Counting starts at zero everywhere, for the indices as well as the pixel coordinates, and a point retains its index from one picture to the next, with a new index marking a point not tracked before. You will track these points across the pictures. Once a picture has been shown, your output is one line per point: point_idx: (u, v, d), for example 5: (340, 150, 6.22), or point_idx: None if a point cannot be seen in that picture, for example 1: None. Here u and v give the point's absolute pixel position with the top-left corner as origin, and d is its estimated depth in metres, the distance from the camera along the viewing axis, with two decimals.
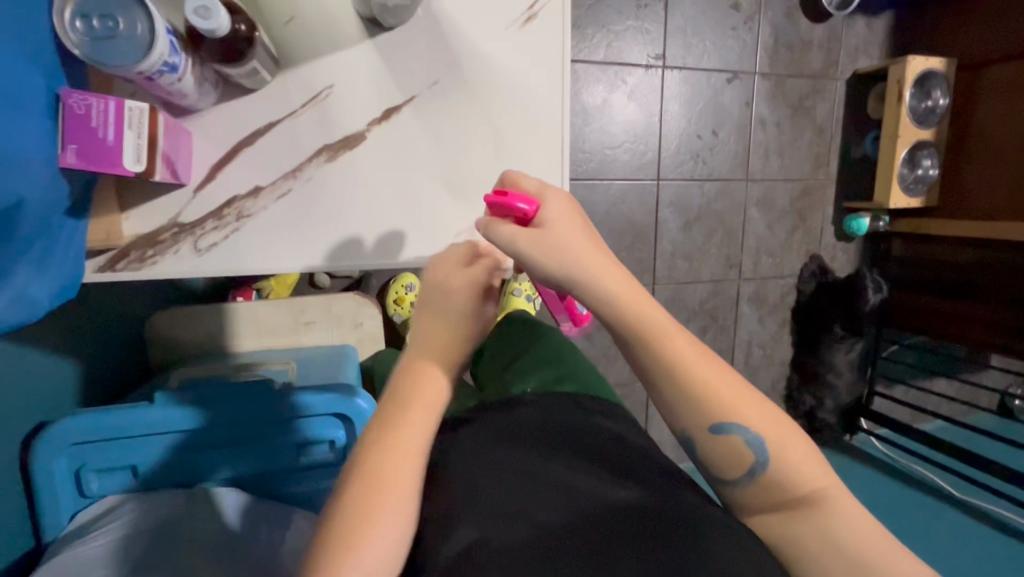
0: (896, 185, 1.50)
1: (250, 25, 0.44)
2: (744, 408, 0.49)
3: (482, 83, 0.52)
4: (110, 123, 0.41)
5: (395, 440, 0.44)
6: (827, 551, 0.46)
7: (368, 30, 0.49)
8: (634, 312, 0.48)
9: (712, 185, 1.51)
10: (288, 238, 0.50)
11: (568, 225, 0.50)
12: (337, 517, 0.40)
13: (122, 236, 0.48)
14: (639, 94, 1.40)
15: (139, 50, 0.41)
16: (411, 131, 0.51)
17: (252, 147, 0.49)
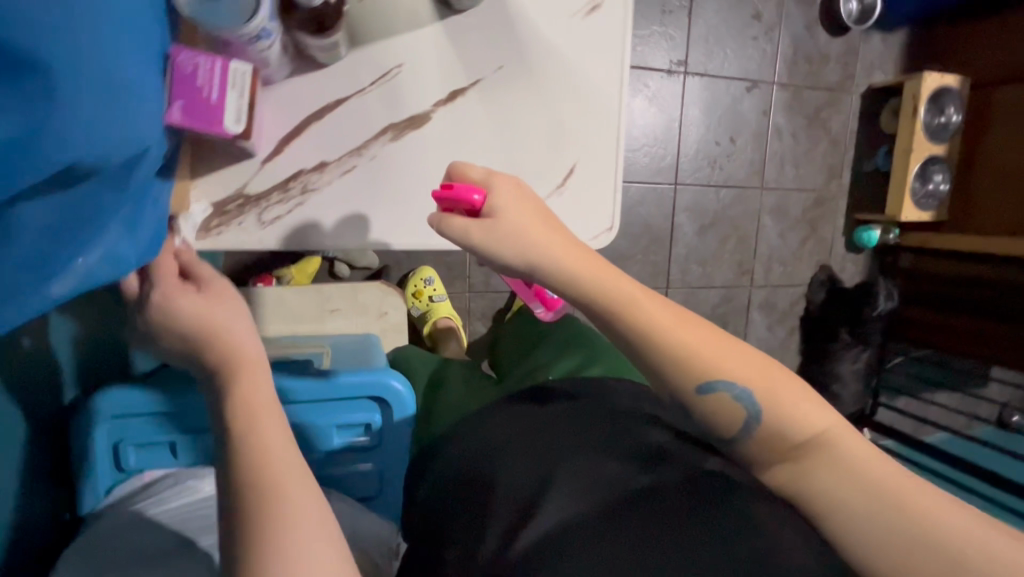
0: (908, 198, 1.52)
1: None
2: (727, 363, 0.46)
3: (546, 69, 0.52)
4: (215, 82, 0.43)
5: (262, 455, 0.40)
6: (857, 505, 0.41)
7: (439, 11, 0.49)
8: (602, 282, 0.46)
9: (728, 191, 1.53)
10: (352, 213, 0.50)
11: (513, 199, 0.47)
12: (238, 522, 0.38)
13: (189, 206, 0.48)
14: (660, 99, 1.42)
15: (240, 13, 0.42)
16: (475, 115, 0.51)
17: (320, 122, 0.49)
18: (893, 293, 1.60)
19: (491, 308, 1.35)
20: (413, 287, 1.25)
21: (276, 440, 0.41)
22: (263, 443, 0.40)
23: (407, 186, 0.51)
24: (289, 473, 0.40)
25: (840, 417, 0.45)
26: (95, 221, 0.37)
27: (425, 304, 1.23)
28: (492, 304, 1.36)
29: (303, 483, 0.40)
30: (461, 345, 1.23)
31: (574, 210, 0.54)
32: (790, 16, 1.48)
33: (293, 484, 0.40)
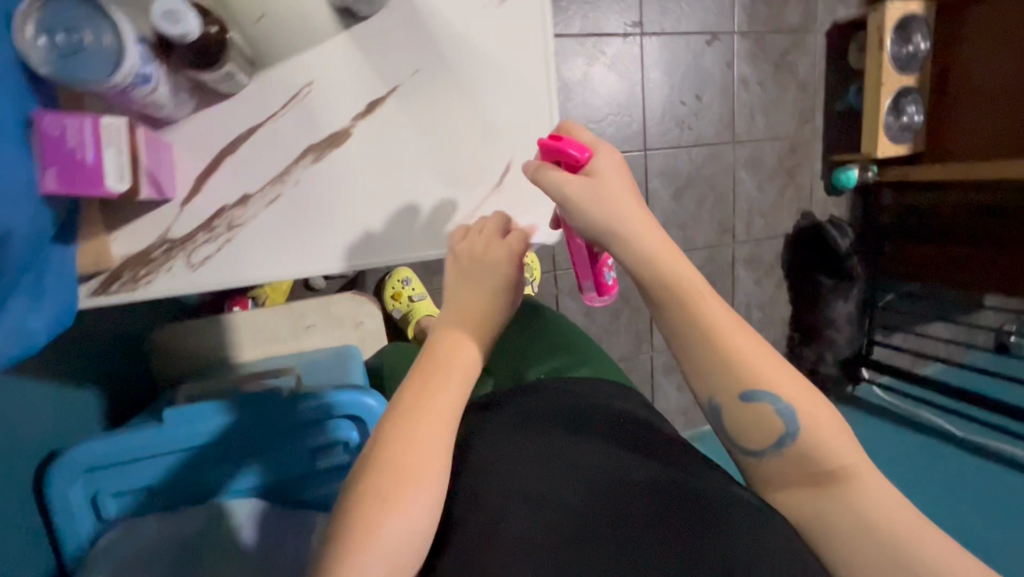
0: (882, 135, 1.49)
1: (221, 26, 0.42)
2: (776, 378, 0.51)
3: (466, 69, 0.50)
4: (87, 141, 0.39)
5: (408, 418, 0.42)
6: (853, 525, 0.47)
7: (343, 22, 0.47)
8: (675, 274, 0.51)
9: (700, 150, 1.50)
10: (281, 245, 0.47)
11: (603, 197, 0.50)
12: (360, 485, 0.40)
13: (112, 257, 0.46)
14: (620, 65, 1.38)
15: (108, 61, 0.40)
16: (399, 120, 0.49)
17: (235, 155, 0.46)
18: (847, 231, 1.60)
19: None
20: (391, 289, 1.24)
21: (440, 412, 0.43)
22: (416, 428, 0.41)
23: (350, 201, 0.48)
24: (422, 457, 0.40)
25: (861, 455, 0.49)
26: (4, 292, 0.36)
27: (406, 306, 1.22)
28: None
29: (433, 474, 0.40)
30: None
31: (510, 204, 0.53)
32: None
33: (417, 464, 0.40)
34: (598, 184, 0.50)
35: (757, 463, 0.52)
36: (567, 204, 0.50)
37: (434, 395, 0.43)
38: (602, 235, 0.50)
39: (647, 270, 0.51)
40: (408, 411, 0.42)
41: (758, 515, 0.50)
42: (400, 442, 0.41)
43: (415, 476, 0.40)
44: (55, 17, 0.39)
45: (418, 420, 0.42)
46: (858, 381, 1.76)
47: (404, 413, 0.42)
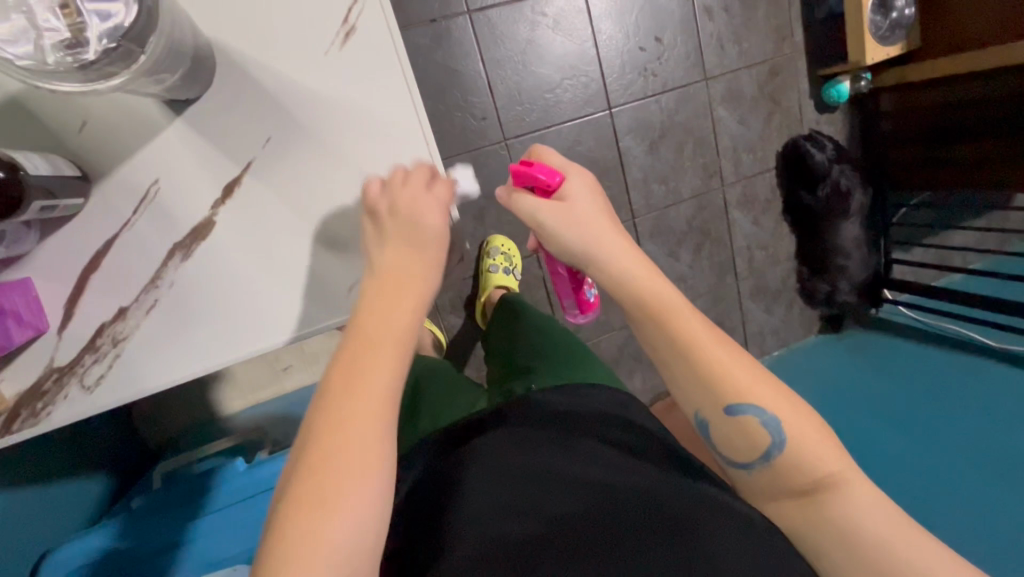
0: (869, 38, 1.34)
1: (10, 166, 0.38)
2: (755, 389, 0.54)
3: (322, 126, 0.47)
4: None
5: (360, 352, 0.43)
6: (848, 536, 0.49)
7: (175, 111, 0.45)
8: (657, 293, 0.56)
9: (670, 96, 1.40)
10: (174, 346, 0.46)
11: (579, 227, 0.58)
12: (310, 427, 0.40)
13: (6, 398, 0.45)
14: (566, 23, 1.28)
15: None
16: (265, 199, 0.47)
17: (98, 272, 0.45)
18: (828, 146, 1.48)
19: (459, 298, 1.33)
20: None
21: (387, 353, 0.43)
22: (357, 381, 0.41)
23: (237, 289, 0.47)
24: (374, 378, 0.42)
25: (837, 460, 0.52)
26: None
27: None
28: (460, 293, 1.34)
29: (385, 384, 0.42)
30: (438, 347, 1.23)
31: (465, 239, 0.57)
32: None
33: (366, 415, 0.40)
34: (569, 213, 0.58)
35: (747, 474, 0.56)
36: (542, 228, 0.59)
37: (383, 330, 0.44)
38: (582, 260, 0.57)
39: (626, 293, 0.56)
40: (364, 343, 0.43)
41: (727, 513, 0.53)
42: (346, 391, 0.41)
43: (362, 434, 0.40)
44: None
45: (364, 370, 0.42)
46: (880, 304, 1.69)
47: (350, 364, 0.42)
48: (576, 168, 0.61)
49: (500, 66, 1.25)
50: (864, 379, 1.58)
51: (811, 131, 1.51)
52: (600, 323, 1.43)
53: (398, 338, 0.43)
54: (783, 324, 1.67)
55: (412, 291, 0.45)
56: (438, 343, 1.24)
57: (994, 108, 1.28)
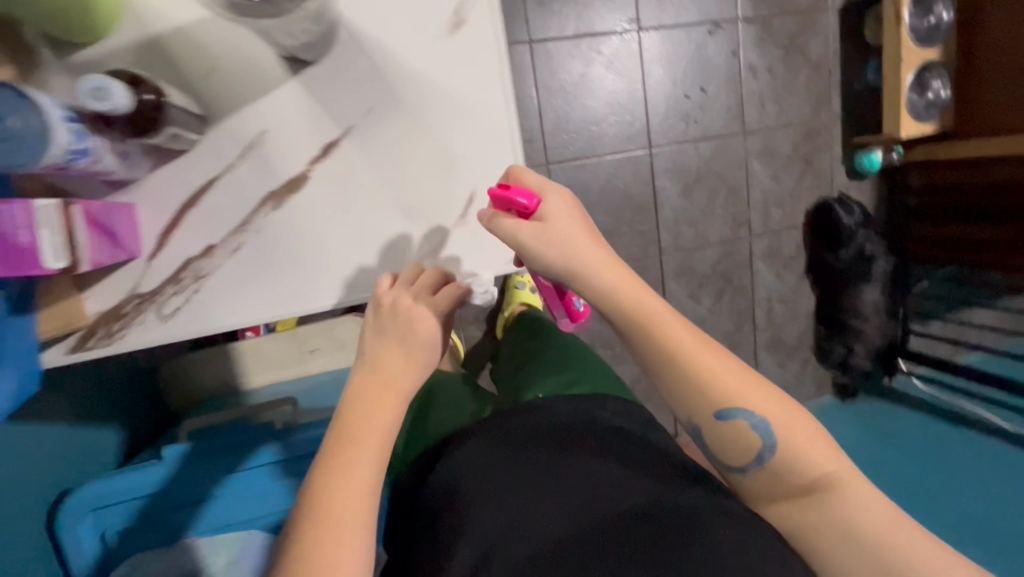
0: (905, 112, 1.40)
1: (156, 91, 0.43)
2: (747, 393, 0.52)
3: (419, 102, 0.51)
4: (25, 226, 0.37)
5: (351, 438, 0.45)
6: (843, 537, 0.49)
7: (291, 72, 0.48)
8: (636, 304, 0.52)
9: (708, 144, 1.45)
10: (249, 293, 0.49)
11: (557, 245, 0.50)
12: (305, 507, 0.42)
13: (86, 316, 0.47)
14: (618, 64, 1.34)
15: (39, 146, 0.37)
16: (362, 163, 0.50)
17: (196, 209, 0.48)
18: (854, 208, 1.51)
19: (482, 311, 1.35)
20: None
21: (367, 434, 0.45)
22: (344, 470, 0.43)
23: (318, 246, 0.50)
24: (356, 458, 0.44)
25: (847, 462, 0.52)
26: None
27: None
28: (483, 305, 1.36)
29: (365, 470, 0.44)
30: (456, 355, 1.24)
31: None
32: None
33: (353, 513, 0.42)
34: (550, 233, 0.50)
35: (741, 479, 0.55)
36: (521, 249, 0.51)
37: (370, 416, 0.46)
38: (562, 275, 0.51)
39: (611, 305, 0.52)
40: (352, 427, 0.45)
41: (740, 528, 0.51)
42: (344, 462, 0.43)
43: (350, 522, 0.42)
44: None
45: (350, 456, 0.44)
46: (894, 373, 1.68)
47: (340, 457, 0.44)
48: (555, 186, 0.52)
49: (552, 95, 1.32)
50: (868, 449, 1.56)
51: (839, 195, 1.55)
52: (617, 354, 1.44)
53: (381, 431, 0.45)
54: (796, 381, 1.67)
55: (399, 386, 0.47)
56: (457, 351, 1.25)
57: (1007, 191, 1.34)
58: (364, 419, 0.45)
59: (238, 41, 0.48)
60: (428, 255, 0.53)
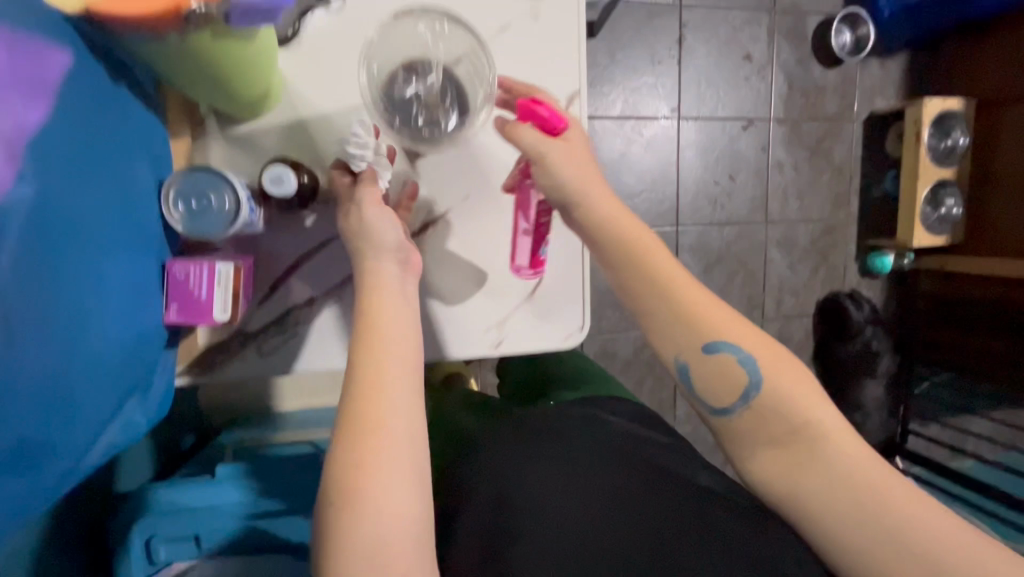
0: (919, 223, 1.49)
1: (311, 176, 0.56)
2: (731, 329, 0.56)
3: (505, 199, 0.65)
4: (203, 283, 0.51)
5: (373, 382, 0.48)
6: (833, 487, 0.50)
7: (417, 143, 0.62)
8: (631, 234, 0.58)
9: (732, 228, 1.54)
10: (338, 339, 0.60)
11: (576, 167, 0.59)
12: (336, 448, 0.46)
13: (198, 345, 0.57)
14: (656, 146, 1.45)
15: (225, 218, 0.51)
16: (457, 243, 0.65)
17: (309, 263, 0.59)
18: (863, 303, 1.59)
19: None
20: None
21: (382, 371, 0.48)
22: (367, 408, 0.46)
23: None
24: (370, 393, 0.47)
25: (838, 418, 0.52)
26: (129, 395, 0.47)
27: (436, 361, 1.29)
28: None
29: (380, 406, 0.47)
30: None
31: (585, 301, 0.68)
32: (782, 53, 1.50)
33: (386, 446, 0.45)
34: (571, 148, 0.58)
35: (726, 422, 0.56)
36: (544, 163, 0.58)
37: (382, 351, 0.49)
38: (572, 194, 0.58)
39: (606, 233, 0.58)
40: (364, 357, 0.49)
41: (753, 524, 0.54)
42: (372, 375, 0.48)
43: (384, 458, 0.45)
44: (187, 188, 0.50)
45: (373, 398, 0.47)
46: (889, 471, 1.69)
47: (360, 394, 0.47)
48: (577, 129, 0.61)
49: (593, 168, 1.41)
50: None
51: (850, 291, 1.62)
52: None
53: (401, 368, 0.49)
54: None
55: (399, 315, 0.51)
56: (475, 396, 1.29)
57: (1011, 308, 1.41)
58: (378, 348, 0.49)
59: (368, 133, 0.60)
60: (495, 326, 0.66)
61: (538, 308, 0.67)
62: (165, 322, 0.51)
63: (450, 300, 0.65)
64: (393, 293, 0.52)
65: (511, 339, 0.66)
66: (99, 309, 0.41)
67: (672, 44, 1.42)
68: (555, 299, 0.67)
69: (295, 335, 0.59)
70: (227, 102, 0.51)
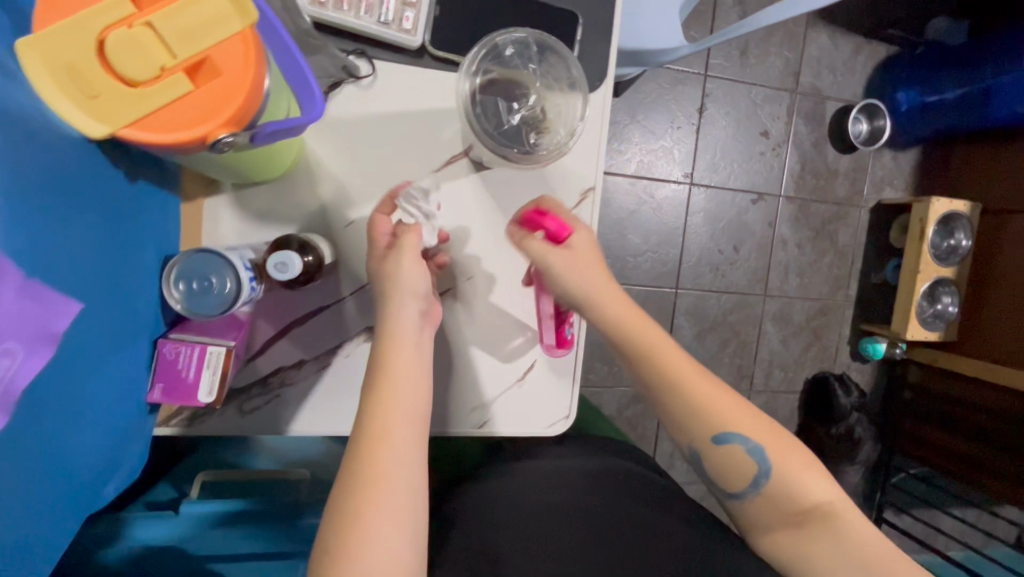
0: (914, 316, 1.50)
1: (316, 254, 0.56)
2: (739, 422, 0.60)
3: (508, 281, 0.65)
4: (192, 365, 0.52)
5: (380, 426, 0.51)
6: (842, 555, 0.57)
7: (475, 170, 0.62)
8: (639, 332, 0.59)
9: (730, 297, 1.55)
10: (320, 404, 0.60)
11: (580, 273, 0.58)
12: (343, 485, 0.50)
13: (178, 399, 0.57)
14: (665, 209, 1.46)
15: (223, 300, 0.52)
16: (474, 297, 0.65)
17: (303, 326, 0.59)
18: (851, 387, 1.58)
19: None
20: None
21: (391, 417, 0.52)
22: (375, 453, 0.50)
23: None
24: (378, 438, 0.50)
25: (839, 490, 0.59)
26: (113, 462, 0.50)
27: None
28: None
29: (388, 450, 0.50)
30: None
31: (572, 389, 0.69)
32: (799, 134, 1.52)
33: (388, 489, 0.49)
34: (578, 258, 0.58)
35: (741, 505, 0.61)
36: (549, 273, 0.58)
37: (392, 399, 0.52)
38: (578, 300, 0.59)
39: (615, 336, 0.59)
40: (375, 402, 0.52)
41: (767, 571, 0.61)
42: (380, 421, 0.51)
43: (388, 501, 0.49)
44: (190, 270, 0.51)
45: (379, 444, 0.50)
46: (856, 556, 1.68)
47: (370, 437, 0.51)
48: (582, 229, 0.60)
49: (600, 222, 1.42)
50: None
51: (839, 373, 1.62)
52: None
53: (411, 413, 0.52)
54: None
55: (412, 363, 0.54)
56: None
57: (991, 415, 1.40)
58: (388, 394, 0.52)
59: (379, 207, 0.60)
60: (481, 406, 0.66)
61: (526, 394, 0.67)
62: (149, 397, 0.53)
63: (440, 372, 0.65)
64: (408, 340, 0.54)
65: (496, 420, 0.67)
66: (43, 454, 0.40)
67: (693, 112, 1.44)
68: (544, 385, 0.67)
69: (278, 396, 0.60)
70: (232, 170, 0.51)
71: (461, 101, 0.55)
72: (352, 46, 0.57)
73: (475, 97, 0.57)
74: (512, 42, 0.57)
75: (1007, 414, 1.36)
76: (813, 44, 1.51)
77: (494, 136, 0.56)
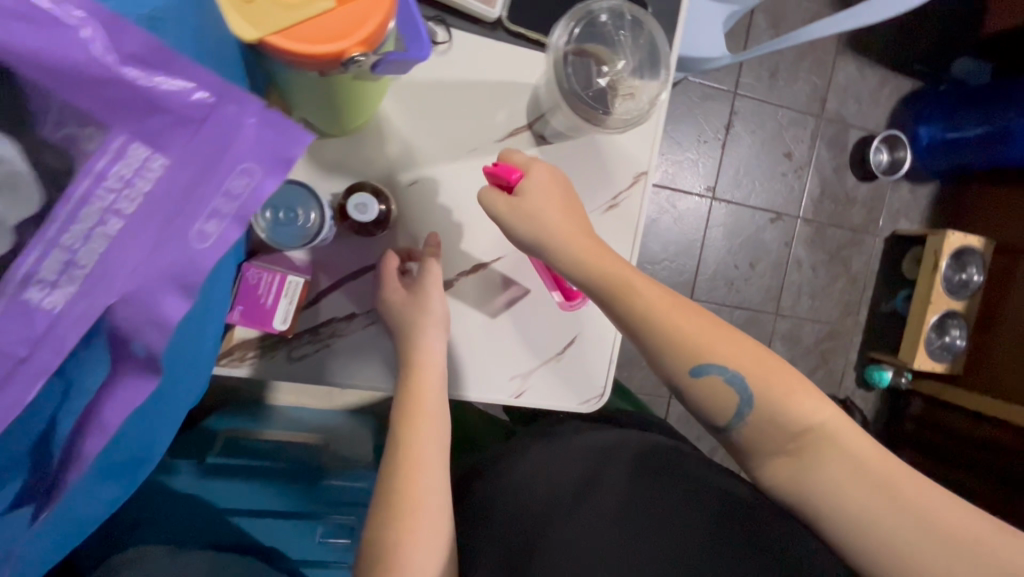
0: (921, 346, 1.52)
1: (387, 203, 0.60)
2: (717, 348, 0.56)
3: None
4: (272, 292, 0.54)
5: (411, 446, 0.58)
6: (861, 479, 0.52)
7: (535, 143, 0.64)
8: (605, 271, 0.57)
9: (742, 313, 1.56)
10: (367, 358, 0.62)
11: (546, 213, 0.58)
12: (381, 506, 0.55)
13: (231, 339, 0.58)
14: (685, 220, 1.48)
15: (308, 230, 0.55)
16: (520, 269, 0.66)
17: (357, 280, 0.61)
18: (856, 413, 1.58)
19: None
20: None
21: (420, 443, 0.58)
22: (411, 477, 0.56)
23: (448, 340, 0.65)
24: (411, 466, 0.57)
25: (838, 413, 0.55)
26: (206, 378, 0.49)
27: None
28: None
29: (425, 479, 0.57)
30: None
31: (608, 365, 0.70)
32: (821, 158, 1.55)
33: (427, 509, 0.55)
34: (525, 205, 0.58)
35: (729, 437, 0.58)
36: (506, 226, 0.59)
37: (418, 428, 0.59)
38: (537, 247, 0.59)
39: (584, 276, 0.58)
40: (403, 431, 0.58)
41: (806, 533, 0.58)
42: (410, 446, 0.58)
43: (425, 522, 0.55)
44: (278, 199, 0.54)
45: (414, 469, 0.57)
46: None
47: (403, 463, 0.57)
48: (537, 167, 0.60)
49: None
50: None
51: (845, 398, 1.63)
52: None
53: (434, 438, 0.59)
54: None
55: (435, 396, 0.60)
56: None
57: (992, 449, 1.40)
58: (417, 423, 0.59)
59: (442, 170, 0.62)
60: (520, 376, 0.67)
61: (564, 367, 0.68)
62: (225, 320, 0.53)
63: (483, 339, 0.65)
64: (432, 364, 0.60)
65: (532, 391, 0.67)
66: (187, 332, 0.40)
67: (720, 127, 1.47)
68: (582, 362, 0.69)
69: (326, 347, 0.61)
70: (317, 115, 0.53)
71: (556, 61, 0.57)
72: (433, 12, 0.60)
73: (568, 58, 0.59)
74: (606, 9, 0.60)
75: (1009, 449, 1.36)
76: (841, 72, 1.54)
77: (582, 96, 0.58)
